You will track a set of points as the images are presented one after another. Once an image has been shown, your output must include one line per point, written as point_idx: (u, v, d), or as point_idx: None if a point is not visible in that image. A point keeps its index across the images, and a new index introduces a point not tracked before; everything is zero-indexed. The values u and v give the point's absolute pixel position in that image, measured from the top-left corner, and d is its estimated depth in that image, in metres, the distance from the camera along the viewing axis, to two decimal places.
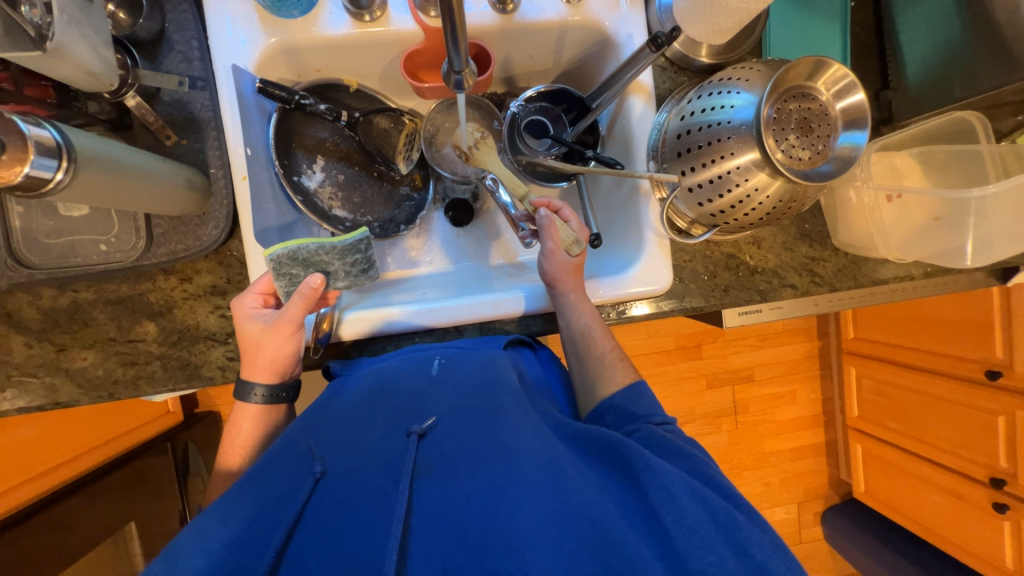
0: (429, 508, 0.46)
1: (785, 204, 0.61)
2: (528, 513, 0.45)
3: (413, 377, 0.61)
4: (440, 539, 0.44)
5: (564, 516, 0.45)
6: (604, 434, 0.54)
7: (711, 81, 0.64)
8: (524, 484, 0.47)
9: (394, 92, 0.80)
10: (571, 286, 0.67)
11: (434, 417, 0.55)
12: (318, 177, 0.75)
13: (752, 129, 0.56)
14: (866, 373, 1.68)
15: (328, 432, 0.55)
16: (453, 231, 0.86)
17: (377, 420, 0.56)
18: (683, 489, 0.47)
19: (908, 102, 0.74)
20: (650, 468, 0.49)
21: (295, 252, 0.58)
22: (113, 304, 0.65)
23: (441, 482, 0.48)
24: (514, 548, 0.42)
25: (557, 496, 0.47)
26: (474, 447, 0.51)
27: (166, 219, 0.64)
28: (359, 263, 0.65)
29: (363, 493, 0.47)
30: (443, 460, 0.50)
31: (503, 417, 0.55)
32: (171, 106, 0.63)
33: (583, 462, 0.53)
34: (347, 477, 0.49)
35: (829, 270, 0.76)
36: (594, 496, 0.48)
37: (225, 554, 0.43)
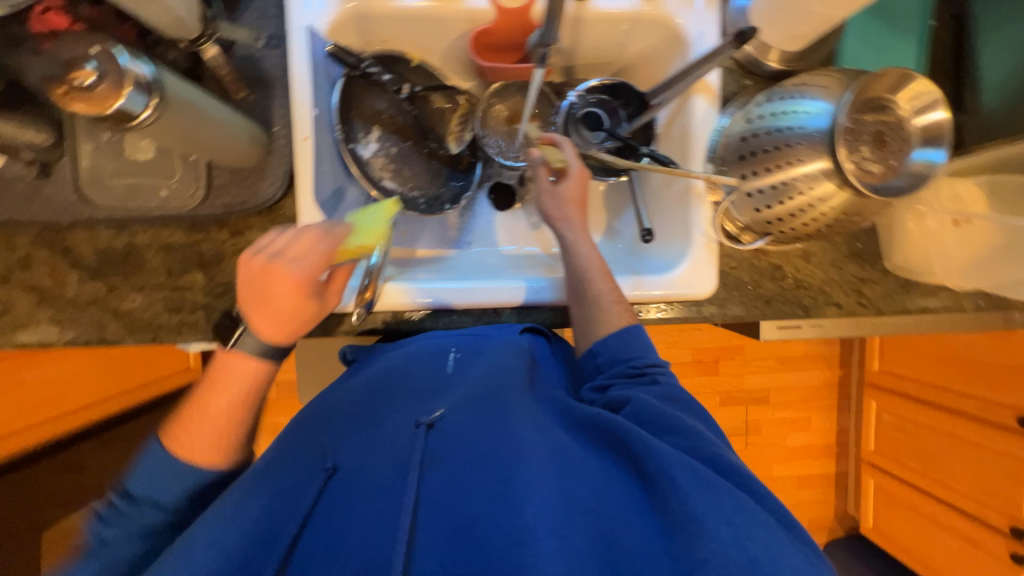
0: (435, 504, 0.46)
1: (847, 217, 0.60)
2: (533, 508, 0.44)
3: (425, 369, 0.60)
4: (447, 534, 0.44)
5: (571, 514, 0.45)
6: (605, 417, 0.51)
7: (782, 86, 0.62)
8: (532, 475, 0.46)
9: (453, 70, 0.81)
10: (573, 221, 0.68)
11: (443, 408, 0.53)
12: (372, 147, 0.75)
13: (826, 138, 0.55)
14: (887, 407, 1.64)
15: (339, 425, 0.55)
16: (495, 216, 0.87)
17: (386, 418, 0.54)
18: (688, 475, 0.45)
19: (979, 129, 0.72)
20: (651, 453, 0.47)
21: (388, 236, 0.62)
22: (165, 249, 0.66)
23: (446, 476, 0.47)
24: (522, 542, 0.42)
25: (562, 492, 0.46)
26: (479, 437, 0.50)
27: (226, 171, 0.65)
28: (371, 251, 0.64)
29: (371, 485, 0.47)
30: (451, 452, 0.49)
31: (507, 408, 0.53)
32: (243, 61, 0.64)
33: (589, 452, 0.51)
34: (356, 473, 0.49)
35: (878, 292, 0.75)
36: (601, 495, 0.46)
37: (240, 546, 0.44)
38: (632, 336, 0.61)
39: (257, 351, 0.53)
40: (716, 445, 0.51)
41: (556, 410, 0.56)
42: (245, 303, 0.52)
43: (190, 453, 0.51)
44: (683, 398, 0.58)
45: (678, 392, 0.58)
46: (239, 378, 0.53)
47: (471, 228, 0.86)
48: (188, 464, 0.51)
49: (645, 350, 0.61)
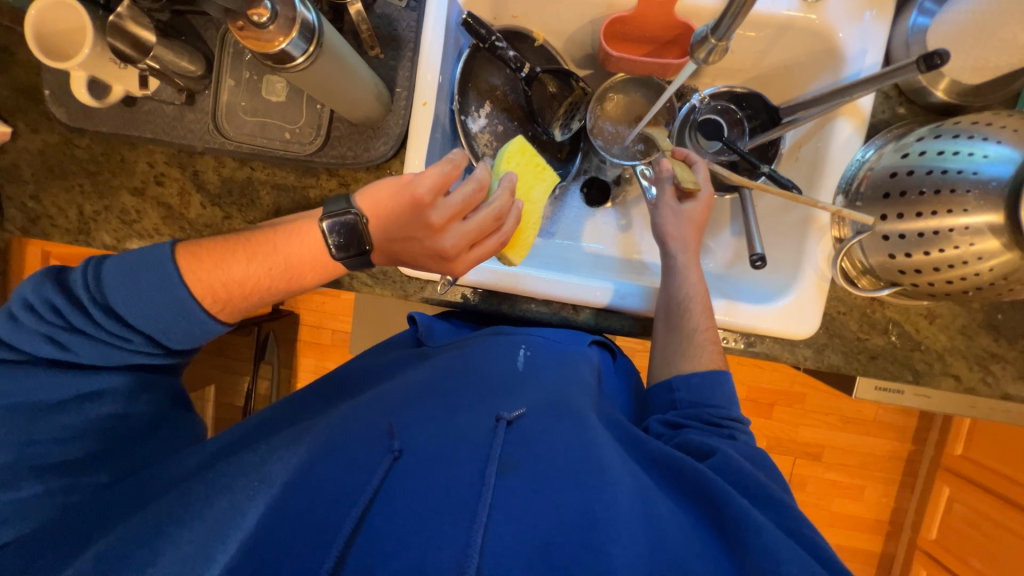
0: (511, 513, 0.43)
1: (1010, 282, 0.52)
2: (616, 546, 0.41)
3: (500, 363, 0.59)
4: (521, 551, 0.41)
5: (656, 566, 0.41)
6: (691, 465, 0.49)
7: (954, 122, 0.55)
8: (614, 508, 0.44)
9: (573, 56, 0.79)
10: (686, 247, 0.65)
11: (521, 409, 0.52)
12: (480, 122, 0.75)
13: (1004, 189, 0.48)
14: (961, 496, 1.48)
15: (408, 404, 0.53)
16: (585, 210, 0.84)
17: (459, 403, 0.53)
18: (791, 553, 0.41)
19: None
20: (748, 518, 0.44)
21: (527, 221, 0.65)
22: (277, 189, 0.70)
23: (524, 486, 0.45)
24: None
25: (646, 536, 0.43)
26: (558, 452, 0.48)
27: (345, 124, 0.67)
28: None
29: (448, 479, 0.45)
30: (529, 461, 0.47)
31: (588, 429, 0.51)
32: (380, 20, 0.65)
33: (668, 498, 0.49)
34: (427, 462, 0.47)
35: (1008, 373, 0.66)
36: (688, 550, 0.43)
37: (313, 511, 0.44)
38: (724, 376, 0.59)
39: (343, 255, 0.53)
40: (813, 526, 0.47)
41: (630, 442, 0.54)
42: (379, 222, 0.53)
43: (191, 282, 0.50)
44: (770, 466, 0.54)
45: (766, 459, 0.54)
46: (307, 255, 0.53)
47: (558, 219, 0.83)
48: (178, 276, 0.50)
49: (729, 402, 0.58)
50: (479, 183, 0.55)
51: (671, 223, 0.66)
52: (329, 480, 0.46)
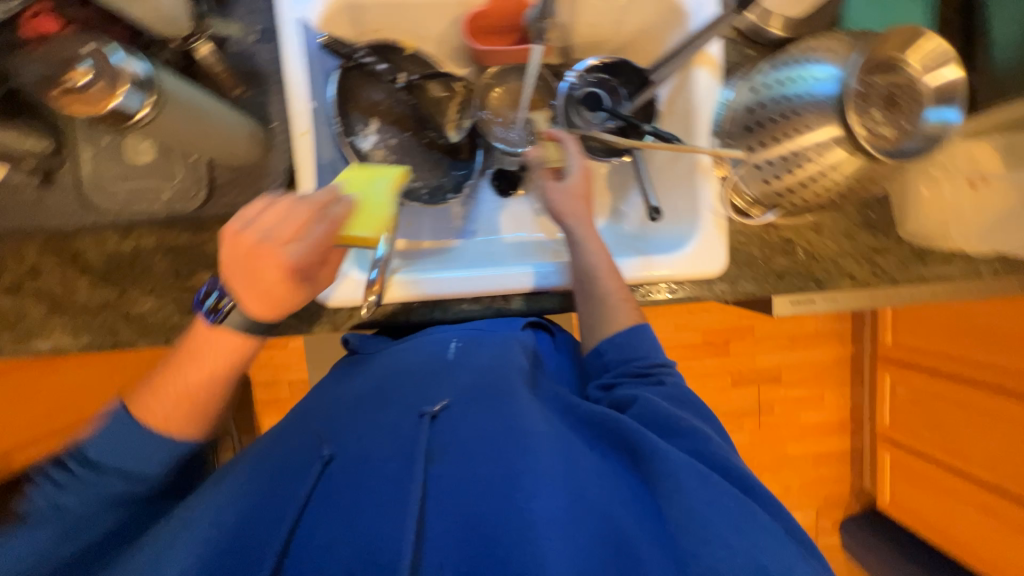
0: (441, 497, 0.46)
1: (859, 184, 0.59)
2: (539, 501, 0.45)
3: (427, 358, 0.59)
4: (450, 528, 0.45)
5: (576, 512, 0.45)
6: (612, 412, 0.53)
7: (788, 52, 0.60)
8: (537, 474, 0.47)
9: (449, 57, 0.80)
10: (579, 215, 0.67)
11: (446, 399, 0.54)
12: (371, 139, 0.75)
13: (834, 104, 0.54)
14: (902, 380, 1.63)
15: (336, 413, 0.55)
16: (499, 202, 0.86)
17: (390, 401, 0.54)
18: (692, 474, 0.47)
19: (993, 86, 0.70)
20: (658, 452, 0.48)
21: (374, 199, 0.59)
22: (171, 253, 0.66)
23: (452, 470, 0.48)
24: (526, 538, 0.43)
25: (568, 488, 0.46)
26: (485, 429, 0.51)
27: (227, 171, 0.65)
28: None
29: (376, 479, 0.47)
30: (457, 444, 0.49)
31: (514, 402, 0.53)
32: (236, 57, 0.63)
33: (594, 448, 0.52)
34: (357, 465, 0.49)
35: (891, 262, 0.73)
36: (606, 490, 0.48)
37: (239, 528, 0.46)
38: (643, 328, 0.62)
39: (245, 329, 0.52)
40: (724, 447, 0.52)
41: (561, 403, 0.56)
42: (234, 274, 0.50)
43: (145, 420, 0.52)
44: (693, 399, 0.58)
45: (688, 394, 0.58)
46: (218, 353, 0.53)
47: (476, 217, 0.86)
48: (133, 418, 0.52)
49: (652, 350, 0.61)
50: (314, 202, 0.50)
51: (560, 198, 0.68)
52: (259, 502, 0.48)
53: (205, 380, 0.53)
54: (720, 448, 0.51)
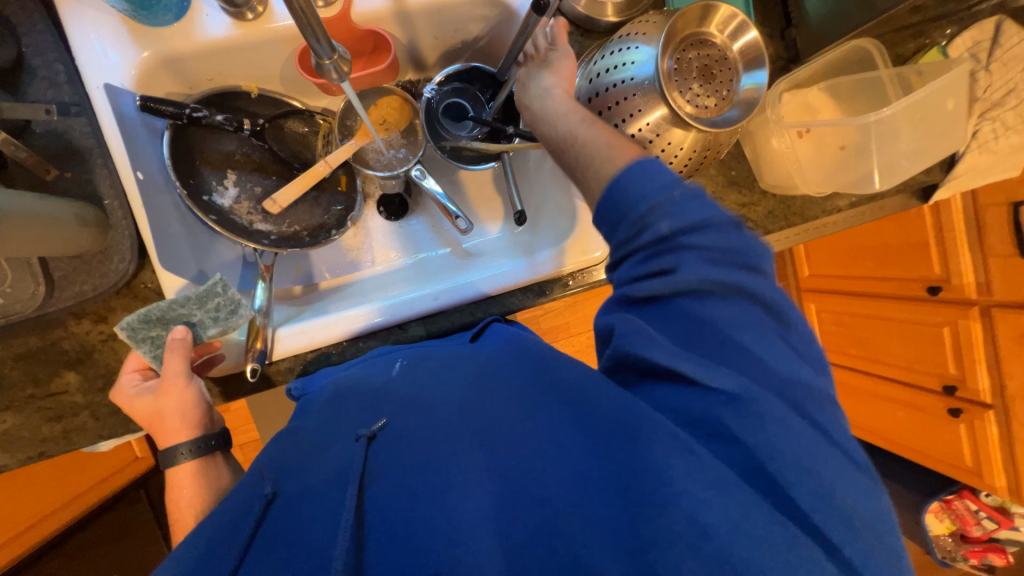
0: (380, 511, 0.42)
1: (701, 154, 0.60)
2: (475, 501, 0.42)
3: (372, 380, 0.58)
4: (388, 541, 0.40)
5: (515, 500, 0.41)
6: (571, 379, 0.48)
7: (614, 39, 0.62)
8: (473, 469, 0.44)
9: (301, 93, 0.76)
10: (558, 83, 0.57)
11: (385, 418, 0.51)
12: (231, 192, 0.71)
13: (655, 84, 0.56)
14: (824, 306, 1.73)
15: (285, 454, 0.51)
16: (392, 226, 0.85)
17: (338, 434, 0.52)
18: (654, 429, 0.40)
19: (812, 38, 0.72)
20: (613, 412, 0.42)
21: (146, 313, 0.58)
22: (22, 359, 0.60)
23: (390, 482, 0.44)
24: (457, 539, 0.39)
25: (508, 480, 0.42)
26: (420, 433, 0.48)
27: (65, 260, 0.59)
28: (225, 306, 0.61)
29: (314, 508, 0.43)
30: (396, 457, 0.46)
31: (456, 407, 0.51)
32: (47, 138, 0.58)
33: (541, 418, 0.47)
34: (299, 496, 0.45)
35: (761, 214, 0.77)
36: (548, 469, 0.42)
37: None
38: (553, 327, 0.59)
39: (193, 444, 0.57)
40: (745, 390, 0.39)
41: (519, 381, 0.53)
42: (154, 423, 0.57)
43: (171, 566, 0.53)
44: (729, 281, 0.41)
45: (698, 281, 0.41)
46: (194, 478, 0.56)
47: (370, 244, 0.84)
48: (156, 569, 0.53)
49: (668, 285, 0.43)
50: (129, 369, 0.60)
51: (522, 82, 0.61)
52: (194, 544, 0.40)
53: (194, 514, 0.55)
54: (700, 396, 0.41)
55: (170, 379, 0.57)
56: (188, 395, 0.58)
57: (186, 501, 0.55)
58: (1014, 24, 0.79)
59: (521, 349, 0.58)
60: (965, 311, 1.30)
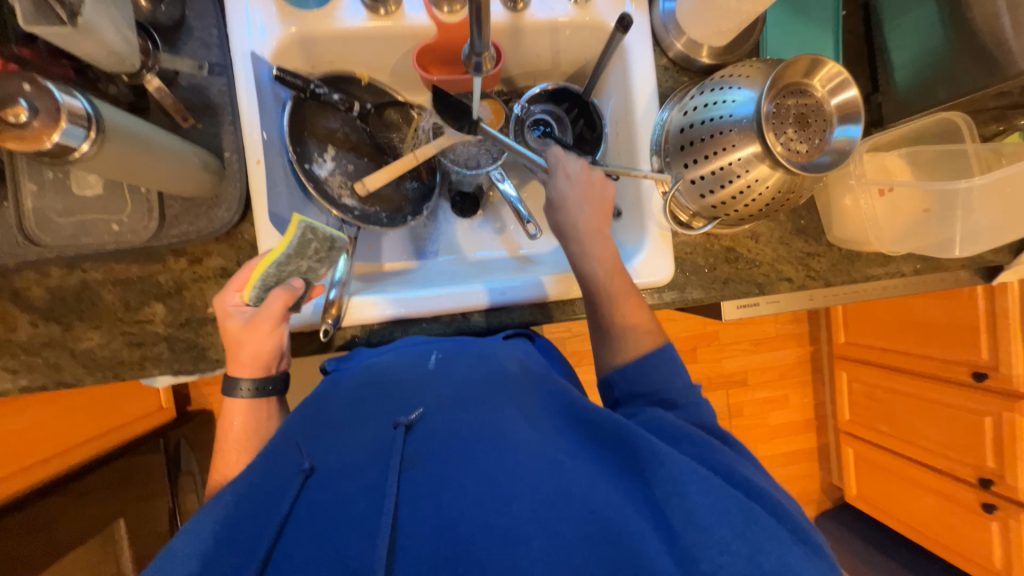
0: (420, 500, 0.42)
1: (783, 195, 0.63)
2: (524, 502, 0.41)
3: (408, 370, 0.57)
4: (430, 531, 0.40)
5: (561, 508, 0.41)
6: (592, 409, 0.51)
7: (712, 78, 0.66)
8: (519, 475, 0.43)
9: (404, 86, 0.82)
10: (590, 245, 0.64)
11: (422, 408, 0.50)
12: (328, 165, 0.75)
13: (753, 123, 0.59)
14: (857, 376, 1.67)
15: (314, 428, 0.51)
16: (458, 223, 0.88)
17: (371, 415, 0.51)
18: (685, 470, 0.44)
19: (898, 105, 0.76)
20: (653, 451, 0.45)
21: (262, 283, 0.58)
22: (121, 284, 0.65)
23: (431, 472, 0.44)
24: (508, 542, 0.39)
25: (556, 490, 0.42)
26: (460, 431, 0.47)
27: (179, 201, 0.64)
28: (322, 245, 0.61)
29: (352, 486, 0.43)
30: (436, 449, 0.46)
31: (492, 408, 0.50)
32: (188, 91, 0.64)
33: (578, 442, 0.49)
34: (336, 471, 0.45)
35: (824, 265, 0.78)
36: (593, 486, 0.43)
37: (218, 554, 0.40)
38: (610, 356, 0.62)
39: (256, 385, 0.60)
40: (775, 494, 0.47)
41: (549, 401, 0.54)
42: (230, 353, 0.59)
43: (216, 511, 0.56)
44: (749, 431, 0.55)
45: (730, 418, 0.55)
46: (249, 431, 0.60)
47: (438, 236, 0.88)
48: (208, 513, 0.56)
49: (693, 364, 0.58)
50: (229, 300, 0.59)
51: (567, 205, 0.65)
52: (239, 512, 0.43)
53: (243, 461, 0.58)
54: (715, 453, 0.48)
55: (256, 319, 0.58)
56: (268, 338, 0.59)
57: (237, 453, 0.58)
58: None
59: (545, 373, 0.61)
60: (1012, 402, 1.26)
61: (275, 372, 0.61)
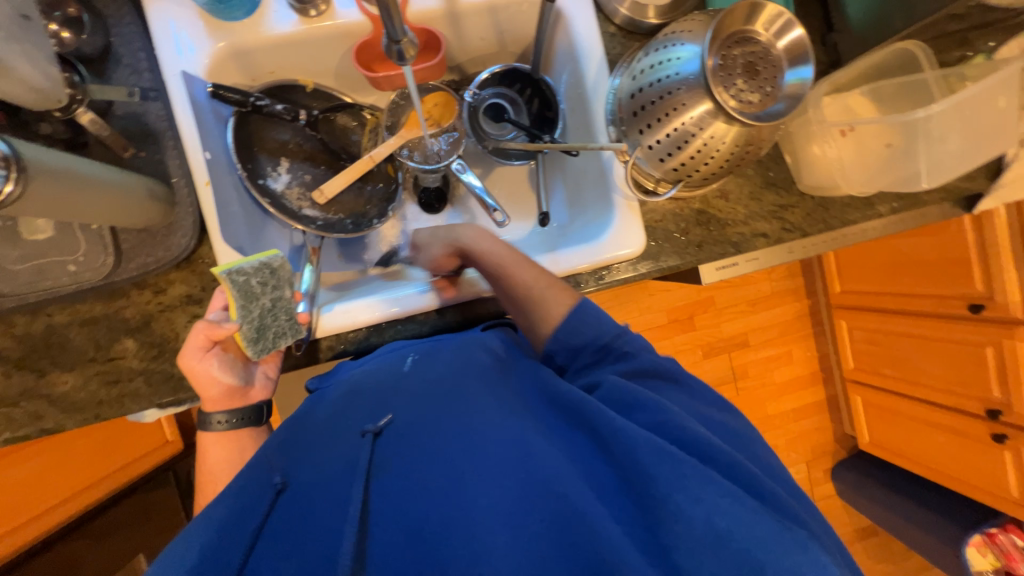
0: (389, 504, 0.42)
1: (742, 149, 0.61)
2: (489, 498, 0.41)
3: (379, 371, 0.56)
4: (398, 533, 0.41)
5: (528, 497, 0.41)
6: (562, 394, 0.50)
7: (656, 38, 0.64)
8: (484, 470, 0.43)
9: (352, 89, 0.80)
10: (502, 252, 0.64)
11: (391, 411, 0.50)
12: (284, 179, 0.74)
13: (700, 79, 0.57)
14: (857, 324, 1.66)
15: (288, 440, 0.51)
16: (428, 220, 0.87)
17: (340, 423, 0.51)
18: (657, 449, 0.43)
19: (855, 42, 0.73)
20: (617, 432, 0.45)
21: (249, 338, 0.59)
22: (88, 324, 0.64)
23: (398, 475, 0.44)
24: (473, 536, 0.39)
25: (521, 479, 0.42)
26: (427, 430, 0.47)
27: (133, 233, 0.63)
28: (264, 277, 0.60)
29: (322, 499, 0.43)
30: (403, 452, 0.45)
31: (462, 401, 0.49)
32: (126, 120, 0.63)
33: (549, 428, 0.49)
34: (306, 486, 0.45)
35: (799, 216, 0.76)
36: (562, 471, 0.43)
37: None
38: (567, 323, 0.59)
39: (230, 419, 0.61)
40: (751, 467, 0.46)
41: (519, 385, 0.54)
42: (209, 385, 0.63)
43: None
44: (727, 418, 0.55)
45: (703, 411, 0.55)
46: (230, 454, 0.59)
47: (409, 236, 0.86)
48: None
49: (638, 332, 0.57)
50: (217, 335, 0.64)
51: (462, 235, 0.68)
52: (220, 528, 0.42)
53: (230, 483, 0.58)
54: (682, 420, 0.47)
55: (185, 365, 0.59)
56: (205, 377, 0.59)
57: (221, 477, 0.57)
58: None
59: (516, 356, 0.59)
60: (1011, 330, 1.25)
61: (241, 404, 0.62)
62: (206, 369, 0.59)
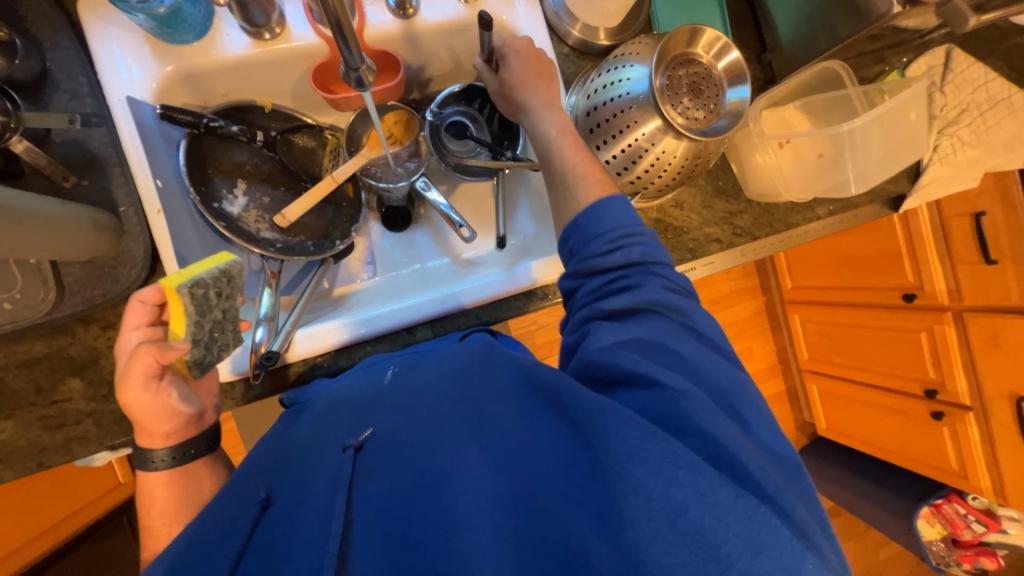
0: (369, 511, 0.42)
1: (692, 162, 0.65)
2: (465, 501, 0.41)
3: (363, 386, 0.56)
4: (381, 539, 0.41)
5: (506, 495, 0.41)
6: (540, 379, 0.48)
7: (607, 59, 0.68)
8: (462, 474, 0.43)
9: (310, 109, 0.79)
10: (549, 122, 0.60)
11: (372, 426, 0.49)
12: (240, 201, 0.72)
13: (649, 97, 0.61)
14: (808, 317, 1.76)
15: (274, 457, 0.50)
16: (394, 238, 0.86)
17: (326, 439, 0.50)
18: (632, 425, 0.41)
19: (785, 60, 0.79)
20: (590, 409, 0.42)
21: (197, 358, 0.53)
22: (27, 365, 0.60)
23: (379, 485, 0.44)
24: (450, 540, 0.39)
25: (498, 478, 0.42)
26: (408, 439, 0.47)
27: (77, 265, 0.60)
28: (215, 290, 0.53)
29: (305, 513, 0.43)
30: (386, 460, 0.46)
31: (442, 407, 0.49)
32: (66, 147, 0.60)
33: (525, 417, 0.47)
34: (291, 502, 0.44)
35: (748, 220, 0.82)
36: (537, 467, 0.42)
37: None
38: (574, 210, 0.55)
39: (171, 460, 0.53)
40: None
41: (500, 380, 0.52)
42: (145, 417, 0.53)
43: None
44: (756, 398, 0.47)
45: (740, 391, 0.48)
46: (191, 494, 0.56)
47: (374, 255, 0.85)
48: None
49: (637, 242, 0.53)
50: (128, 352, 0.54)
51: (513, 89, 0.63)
52: (194, 540, 0.41)
53: None
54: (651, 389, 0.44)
55: (125, 397, 0.50)
56: (152, 408, 0.51)
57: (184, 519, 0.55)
58: (962, 51, 0.90)
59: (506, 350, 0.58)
60: (940, 316, 1.36)
61: (201, 431, 0.55)
62: (146, 399, 0.51)
